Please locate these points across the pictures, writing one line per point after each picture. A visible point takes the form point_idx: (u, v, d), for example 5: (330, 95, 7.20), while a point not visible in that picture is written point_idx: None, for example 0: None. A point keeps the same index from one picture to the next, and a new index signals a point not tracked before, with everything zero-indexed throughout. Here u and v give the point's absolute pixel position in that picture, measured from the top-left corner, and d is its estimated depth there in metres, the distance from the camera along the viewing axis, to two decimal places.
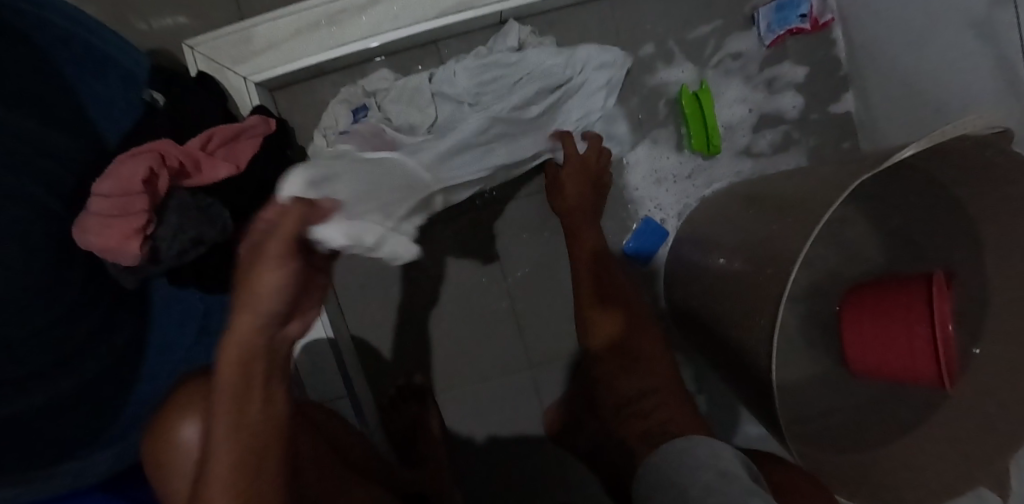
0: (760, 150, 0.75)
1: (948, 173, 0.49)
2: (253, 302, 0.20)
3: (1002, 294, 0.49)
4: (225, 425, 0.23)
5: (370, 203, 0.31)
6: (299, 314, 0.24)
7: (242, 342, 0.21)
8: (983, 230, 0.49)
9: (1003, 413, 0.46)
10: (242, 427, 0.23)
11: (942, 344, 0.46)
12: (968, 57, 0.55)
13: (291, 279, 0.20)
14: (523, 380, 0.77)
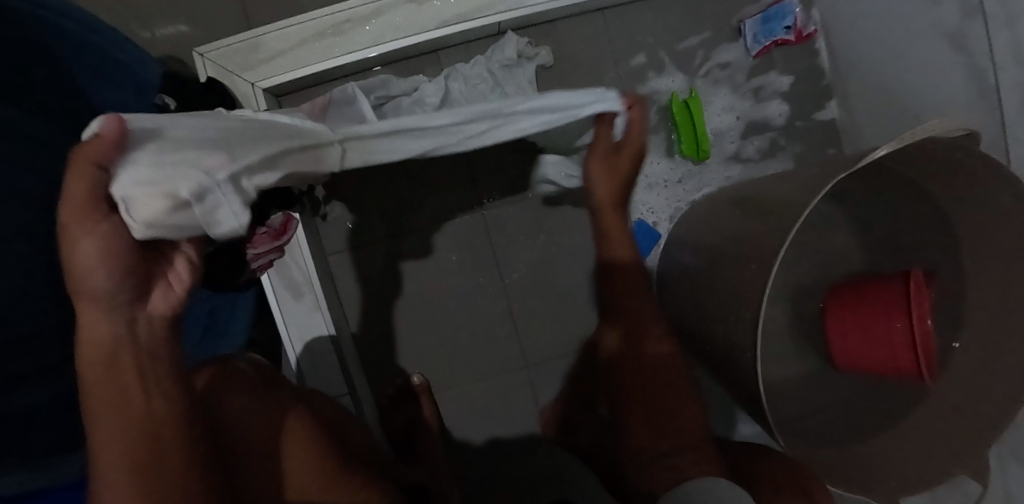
0: (748, 156, 0.78)
1: (924, 174, 0.52)
2: (81, 275, 0.25)
3: (979, 289, 0.51)
4: (114, 409, 0.28)
5: (172, 150, 0.25)
6: (155, 295, 0.29)
7: (100, 327, 0.27)
8: (959, 227, 0.51)
9: (987, 408, 0.49)
10: (124, 405, 0.28)
11: (921, 338, 0.48)
12: (942, 67, 0.59)
13: (104, 237, 0.24)
14: (519, 380, 0.78)
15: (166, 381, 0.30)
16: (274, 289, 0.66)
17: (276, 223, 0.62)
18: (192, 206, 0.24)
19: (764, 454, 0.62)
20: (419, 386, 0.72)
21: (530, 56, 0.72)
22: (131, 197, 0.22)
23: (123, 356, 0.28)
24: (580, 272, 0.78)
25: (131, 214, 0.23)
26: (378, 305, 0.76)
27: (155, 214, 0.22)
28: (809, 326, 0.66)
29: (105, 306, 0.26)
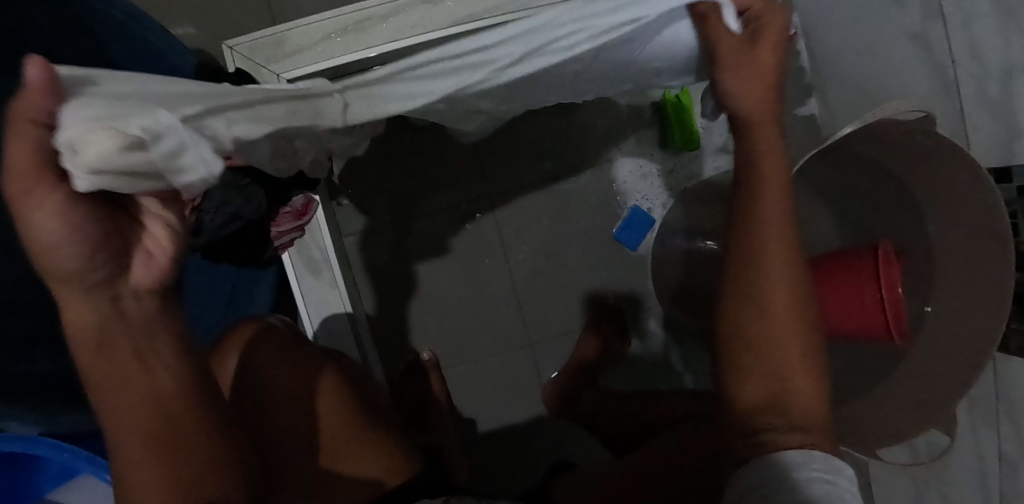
0: (734, 149, 0.82)
1: (895, 155, 0.57)
2: (42, 252, 0.22)
3: (944, 259, 0.56)
4: (118, 391, 0.29)
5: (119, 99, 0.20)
6: (135, 264, 0.25)
7: (84, 313, 0.26)
8: (925, 202, 0.57)
9: (952, 367, 0.54)
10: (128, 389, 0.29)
11: (890, 302, 0.53)
12: (908, 63, 0.65)
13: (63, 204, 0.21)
14: (523, 358, 0.83)
15: (164, 364, 0.29)
16: (295, 268, 0.70)
17: (298, 204, 0.67)
18: (146, 148, 0.20)
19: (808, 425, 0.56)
20: (429, 362, 0.76)
21: None
22: (77, 140, 0.18)
23: (115, 342, 0.27)
24: (580, 258, 0.83)
25: (74, 157, 0.18)
26: (390, 286, 0.81)
27: (106, 156, 0.18)
28: None
29: (85, 285, 0.24)
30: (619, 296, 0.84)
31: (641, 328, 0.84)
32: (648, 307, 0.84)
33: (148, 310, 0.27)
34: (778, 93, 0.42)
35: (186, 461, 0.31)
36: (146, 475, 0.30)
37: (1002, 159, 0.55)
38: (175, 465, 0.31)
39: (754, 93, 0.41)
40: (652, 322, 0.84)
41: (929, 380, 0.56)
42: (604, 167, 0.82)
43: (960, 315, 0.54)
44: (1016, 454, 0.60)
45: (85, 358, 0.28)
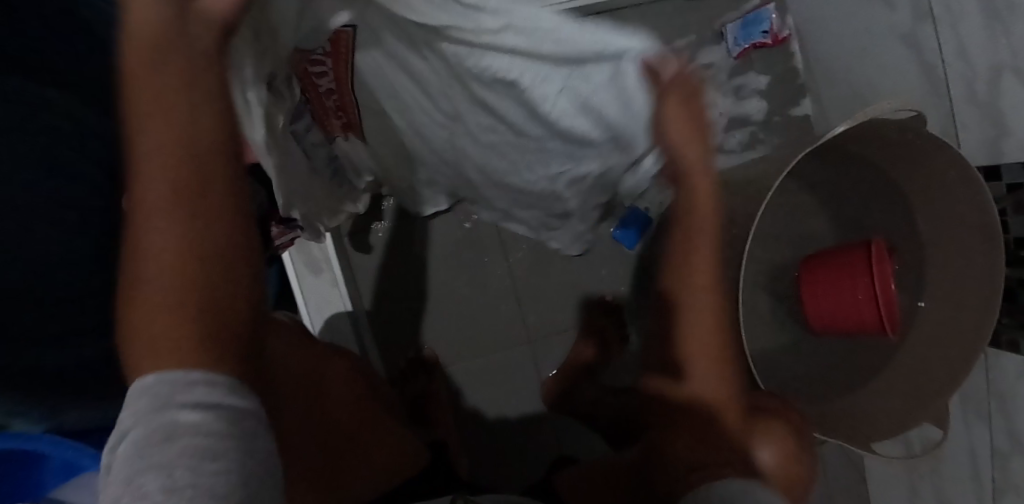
0: (731, 147, 0.83)
1: (883, 155, 0.58)
2: None
3: (936, 255, 0.58)
4: (148, 214, 0.24)
5: None
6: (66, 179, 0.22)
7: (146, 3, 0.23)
8: (914, 200, 0.58)
9: (937, 363, 0.56)
10: (151, 226, 0.24)
11: (881, 294, 0.53)
12: (896, 65, 0.67)
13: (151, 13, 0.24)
14: (522, 356, 0.83)
15: (195, 202, 0.24)
16: (295, 266, 0.69)
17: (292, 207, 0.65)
18: None
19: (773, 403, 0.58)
20: (433, 359, 0.79)
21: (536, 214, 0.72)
22: None
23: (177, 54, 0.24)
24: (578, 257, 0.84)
25: None
26: (391, 286, 0.81)
27: None
28: (789, 299, 0.71)
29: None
30: (617, 294, 0.85)
31: (640, 325, 0.84)
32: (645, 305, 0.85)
33: (218, 116, 0.25)
34: (706, 156, 0.46)
35: (183, 335, 0.24)
36: (151, 349, 0.24)
37: (991, 157, 0.56)
38: (176, 338, 0.24)
39: (685, 143, 0.43)
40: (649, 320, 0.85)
41: (919, 371, 0.58)
42: None
43: (950, 311, 0.56)
44: (1005, 446, 0.61)
45: (133, 159, 0.25)
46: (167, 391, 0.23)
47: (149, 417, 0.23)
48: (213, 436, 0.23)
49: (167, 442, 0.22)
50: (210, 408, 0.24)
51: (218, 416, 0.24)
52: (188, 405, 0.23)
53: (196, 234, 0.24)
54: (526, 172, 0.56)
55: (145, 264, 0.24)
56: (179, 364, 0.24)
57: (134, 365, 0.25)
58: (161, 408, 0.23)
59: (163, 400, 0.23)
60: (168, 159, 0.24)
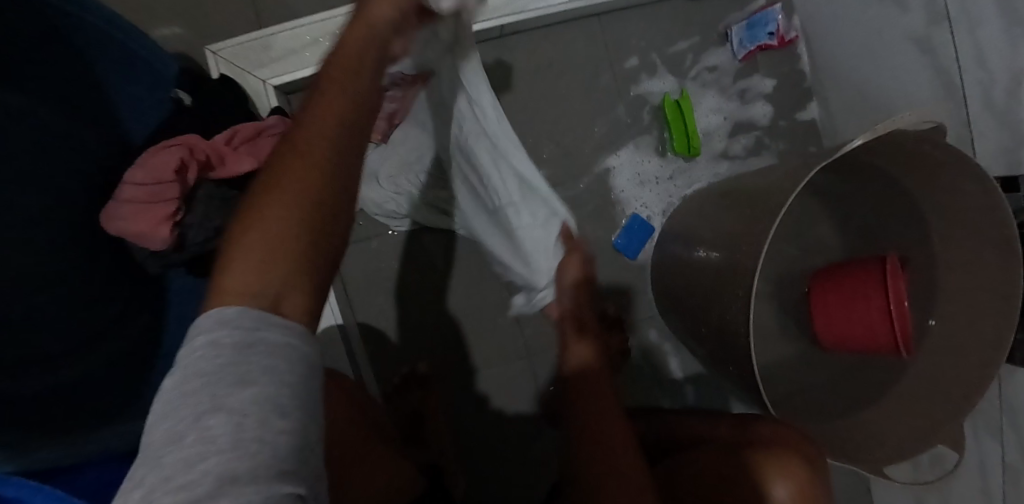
0: (735, 153, 0.82)
1: (900, 166, 0.55)
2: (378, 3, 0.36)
3: (951, 271, 0.55)
4: (298, 167, 0.32)
5: None
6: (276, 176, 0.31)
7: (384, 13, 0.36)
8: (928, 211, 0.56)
9: (949, 380, 0.54)
10: (289, 185, 0.31)
11: (898, 318, 0.50)
12: (908, 69, 0.64)
13: (371, 21, 0.36)
14: (520, 369, 0.81)
15: (326, 181, 0.32)
16: None
17: None
18: None
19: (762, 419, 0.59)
20: (428, 375, 0.75)
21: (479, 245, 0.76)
22: None
23: (357, 68, 0.35)
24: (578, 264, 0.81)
25: None
26: (383, 298, 0.78)
27: None
28: (796, 313, 0.68)
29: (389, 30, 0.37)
30: (618, 305, 0.82)
31: (641, 337, 0.82)
32: (647, 317, 0.82)
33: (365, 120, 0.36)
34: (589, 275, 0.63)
35: (282, 270, 0.29)
36: (251, 271, 0.28)
37: (1008, 168, 0.53)
38: (277, 269, 0.29)
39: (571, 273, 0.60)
40: (652, 332, 0.82)
41: (939, 393, 0.54)
42: (601, 174, 0.81)
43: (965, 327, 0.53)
44: (1020, 464, 0.59)
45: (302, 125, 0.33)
46: (251, 323, 0.27)
47: (227, 354, 0.25)
48: (281, 386, 0.25)
49: (239, 389, 0.24)
50: (284, 359, 0.27)
51: (288, 369, 0.26)
52: (267, 345, 0.26)
53: (315, 199, 0.31)
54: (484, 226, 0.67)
55: (269, 205, 0.30)
56: (272, 293, 0.28)
57: (223, 284, 0.29)
58: (240, 336, 0.26)
59: (245, 333, 0.26)
60: (319, 146, 0.32)
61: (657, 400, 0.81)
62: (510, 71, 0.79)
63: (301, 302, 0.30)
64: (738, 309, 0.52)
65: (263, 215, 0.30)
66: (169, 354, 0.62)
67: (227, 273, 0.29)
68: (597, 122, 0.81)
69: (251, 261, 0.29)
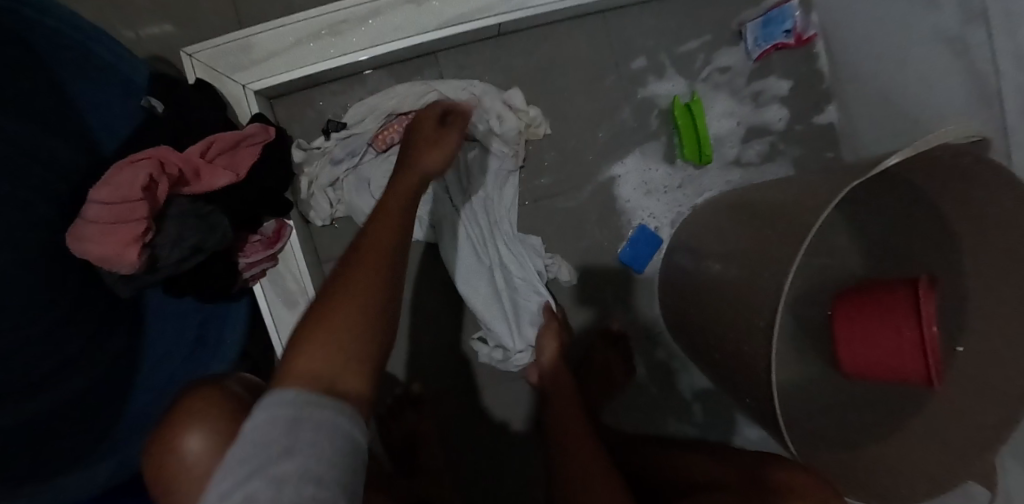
0: (748, 160, 0.78)
1: (933, 183, 0.49)
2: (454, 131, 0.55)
3: (983, 300, 0.49)
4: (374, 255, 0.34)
5: None
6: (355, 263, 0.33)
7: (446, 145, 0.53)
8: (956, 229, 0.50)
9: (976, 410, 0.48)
10: (364, 282, 0.31)
11: (931, 342, 0.46)
12: (937, 72, 0.58)
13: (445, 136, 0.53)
14: (518, 387, 0.77)
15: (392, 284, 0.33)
16: (268, 300, 0.63)
17: (269, 231, 0.62)
18: None
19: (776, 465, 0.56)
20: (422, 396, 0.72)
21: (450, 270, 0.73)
22: None
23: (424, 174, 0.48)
24: (580, 276, 0.77)
25: None
26: None
27: None
28: (813, 333, 0.64)
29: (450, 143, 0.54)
30: (623, 321, 0.78)
31: (647, 354, 0.78)
32: (654, 332, 0.78)
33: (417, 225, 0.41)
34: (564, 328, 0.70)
35: (352, 362, 0.28)
36: (321, 361, 0.27)
37: None
38: (348, 353, 0.28)
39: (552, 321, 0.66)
40: (658, 349, 0.78)
41: (958, 433, 0.48)
42: (605, 183, 0.76)
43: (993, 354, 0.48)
44: None
45: (375, 225, 0.37)
46: (298, 404, 0.24)
47: (280, 431, 0.23)
48: (328, 464, 0.22)
49: (282, 462, 0.21)
50: (334, 444, 0.23)
51: (338, 451, 0.23)
52: (318, 422, 0.24)
53: (386, 300, 0.31)
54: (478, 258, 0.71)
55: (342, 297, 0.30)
56: (337, 384, 0.26)
57: (295, 362, 0.27)
58: (293, 413, 0.23)
59: (298, 410, 0.24)
60: (390, 256, 0.34)
61: (662, 419, 0.77)
62: (508, 73, 0.75)
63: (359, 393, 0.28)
64: (752, 339, 0.48)
65: (346, 293, 0.30)
66: (146, 381, 0.59)
67: (294, 359, 0.27)
68: (602, 128, 0.76)
69: (330, 342, 0.28)
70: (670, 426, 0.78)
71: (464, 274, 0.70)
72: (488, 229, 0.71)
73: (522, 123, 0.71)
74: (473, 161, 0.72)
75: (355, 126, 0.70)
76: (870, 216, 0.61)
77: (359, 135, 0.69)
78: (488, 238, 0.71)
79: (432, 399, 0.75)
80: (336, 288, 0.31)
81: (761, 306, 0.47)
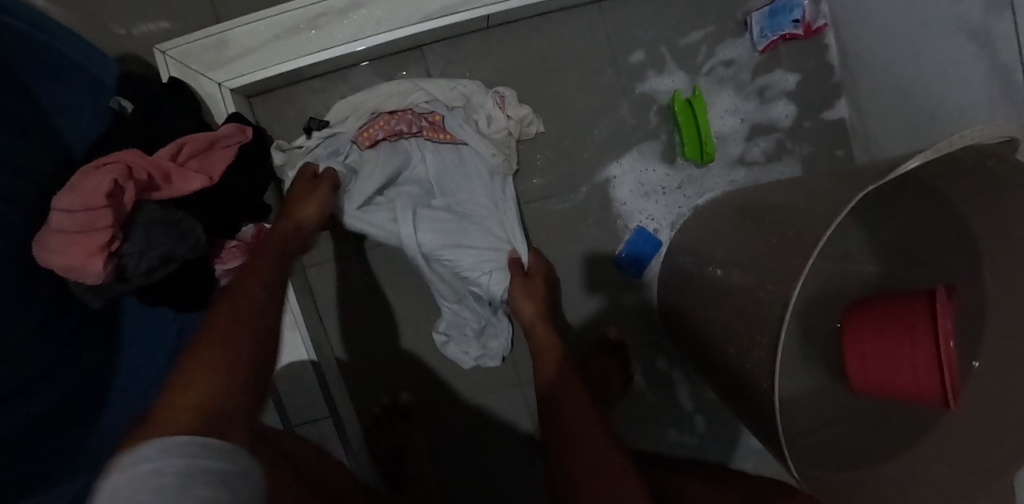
0: (753, 159, 0.74)
1: (954, 187, 0.45)
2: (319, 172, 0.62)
3: (1000, 317, 0.44)
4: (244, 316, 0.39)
5: None
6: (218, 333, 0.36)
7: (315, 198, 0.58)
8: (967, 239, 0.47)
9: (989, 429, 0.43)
10: (234, 352, 0.35)
11: (948, 360, 0.42)
12: (957, 63, 0.53)
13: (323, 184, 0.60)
14: (511, 396, 0.75)
15: (267, 345, 0.38)
16: None
17: (248, 236, 0.60)
18: None
19: (782, 490, 0.53)
20: (411, 406, 0.70)
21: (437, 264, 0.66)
22: None
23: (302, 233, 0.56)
24: (589, 276, 0.74)
25: None
26: (362, 320, 0.73)
27: None
28: (820, 343, 0.61)
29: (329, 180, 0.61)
30: (620, 327, 0.75)
31: (646, 362, 0.75)
32: (653, 338, 0.75)
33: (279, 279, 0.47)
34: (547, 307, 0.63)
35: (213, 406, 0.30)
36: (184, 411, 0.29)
37: None
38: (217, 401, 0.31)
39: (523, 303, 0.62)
40: (658, 357, 0.75)
41: (963, 456, 0.44)
42: (600, 183, 0.73)
43: (1004, 372, 0.44)
44: None
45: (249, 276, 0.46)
46: (184, 450, 0.24)
47: (165, 483, 0.22)
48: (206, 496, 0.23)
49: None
50: (220, 490, 0.24)
51: (224, 493, 0.24)
52: (203, 470, 0.24)
53: (248, 359, 0.35)
54: (456, 258, 0.65)
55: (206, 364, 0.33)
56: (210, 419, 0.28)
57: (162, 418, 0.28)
58: (178, 465, 0.23)
59: (179, 461, 0.23)
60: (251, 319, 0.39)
61: (661, 428, 0.75)
62: (498, 67, 0.71)
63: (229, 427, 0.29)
64: (753, 356, 0.45)
65: (210, 354, 0.34)
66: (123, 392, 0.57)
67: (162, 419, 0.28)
68: (598, 125, 0.73)
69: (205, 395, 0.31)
70: (669, 435, 0.75)
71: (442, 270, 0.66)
72: (472, 227, 0.66)
73: (513, 125, 0.68)
74: (467, 164, 0.67)
75: (338, 125, 0.67)
76: (880, 220, 0.57)
77: (342, 134, 0.66)
78: (471, 237, 0.65)
79: (422, 407, 0.74)
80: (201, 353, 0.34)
81: (764, 321, 0.44)
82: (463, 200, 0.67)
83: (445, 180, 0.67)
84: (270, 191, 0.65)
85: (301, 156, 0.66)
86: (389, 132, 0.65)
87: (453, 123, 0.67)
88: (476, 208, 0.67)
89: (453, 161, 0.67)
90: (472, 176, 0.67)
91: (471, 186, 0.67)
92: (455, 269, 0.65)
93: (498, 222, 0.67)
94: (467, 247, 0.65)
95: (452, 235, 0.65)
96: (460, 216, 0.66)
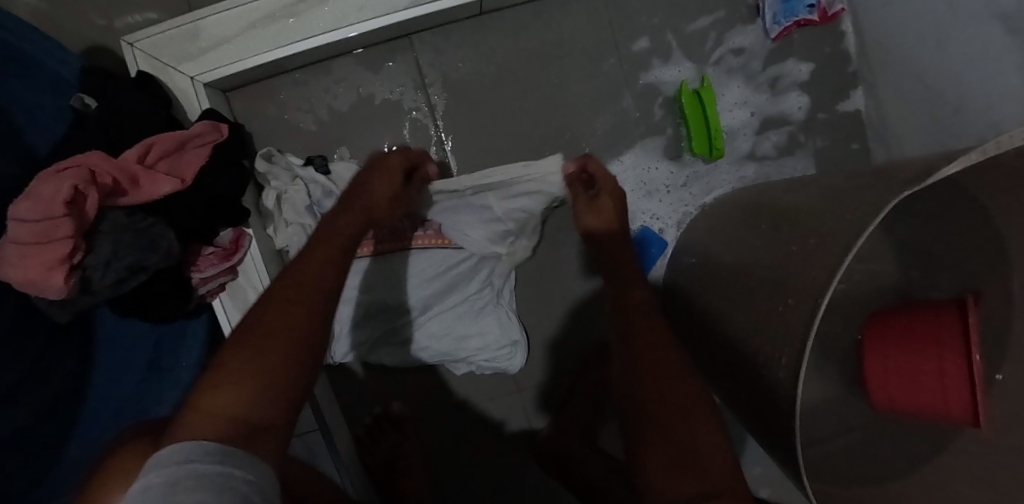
0: (764, 153, 0.70)
1: (988, 188, 0.41)
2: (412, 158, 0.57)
3: None
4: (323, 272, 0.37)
5: None
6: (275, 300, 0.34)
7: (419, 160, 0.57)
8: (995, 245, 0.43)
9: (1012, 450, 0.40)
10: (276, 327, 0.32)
11: (977, 378, 0.39)
12: (985, 52, 0.48)
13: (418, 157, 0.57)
14: (507, 404, 0.72)
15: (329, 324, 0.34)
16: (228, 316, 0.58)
17: (227, 242, 0.58)
18: None
19: None
20: (403, 416, 0.68)
21: (420, 348, 0.66)
22: None
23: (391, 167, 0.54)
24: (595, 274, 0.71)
25: None
26: None
27: None
28: (834, 352, 0.58)
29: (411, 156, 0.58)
30: None
31: None
32: None
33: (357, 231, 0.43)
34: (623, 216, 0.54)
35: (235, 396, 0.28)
36: (216, 404, 0.28)
37: None
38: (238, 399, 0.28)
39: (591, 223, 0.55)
40: None
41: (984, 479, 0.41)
42: None
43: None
44: None
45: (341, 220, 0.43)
46: (184, 455, 0.24)
47: (152, 496, 0.22)
48: (197, 477, 0.23)
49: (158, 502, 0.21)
50: (214, 494, 0.22)
51: (217, 494, 0.22)
52: (196, 475, 0.23)
53: (300, 343, 0.31)
54: (433, 343, 0.66)
55: (277, 341, 0.31)
56: (247, 421, 0.28)
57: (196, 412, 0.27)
58: (170, 470, 0.23)
59: (174, 468, 0.23)
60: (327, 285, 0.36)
61: None
62: (493, 57, 0.67)
63: (275, 425, 0.29)
64: (770, 373, 0.41)
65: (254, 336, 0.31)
66: (97, 408, 0.54)
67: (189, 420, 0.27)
68: (600, 118, 0.69)
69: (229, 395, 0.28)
70: None
71: (420, 347, 0.66)
72: (455, 325, 0.66)
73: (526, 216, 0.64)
74: (466, 267, 0.65)
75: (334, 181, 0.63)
76: (898, 221, 0.53)
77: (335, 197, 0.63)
78: (454, 332, 0.66)
79: (415, 415, 0.71)
80: (274, 322, 0.32)
81: (779, 338, 0.41)
82: (453, 298, 0.66)
83: (441, 274, 0.65)
84: (249, 193, 0.62)
85: (283, 172, 0.61)
86: (392, 232, 0.64)
87: (454, 227, 0.64)
88: (468, 307, 0.66)
89: (450, 261, 0.65)
90: (464, 277, 0.66)
91: (469, 284, 0.66)
92: (433, 351, 0.66)
93: (490, 321, 0.66)
94: (450, 338, 0.66)
95: (437, 327, 0.66)
96: (443, 309, 0.66)
